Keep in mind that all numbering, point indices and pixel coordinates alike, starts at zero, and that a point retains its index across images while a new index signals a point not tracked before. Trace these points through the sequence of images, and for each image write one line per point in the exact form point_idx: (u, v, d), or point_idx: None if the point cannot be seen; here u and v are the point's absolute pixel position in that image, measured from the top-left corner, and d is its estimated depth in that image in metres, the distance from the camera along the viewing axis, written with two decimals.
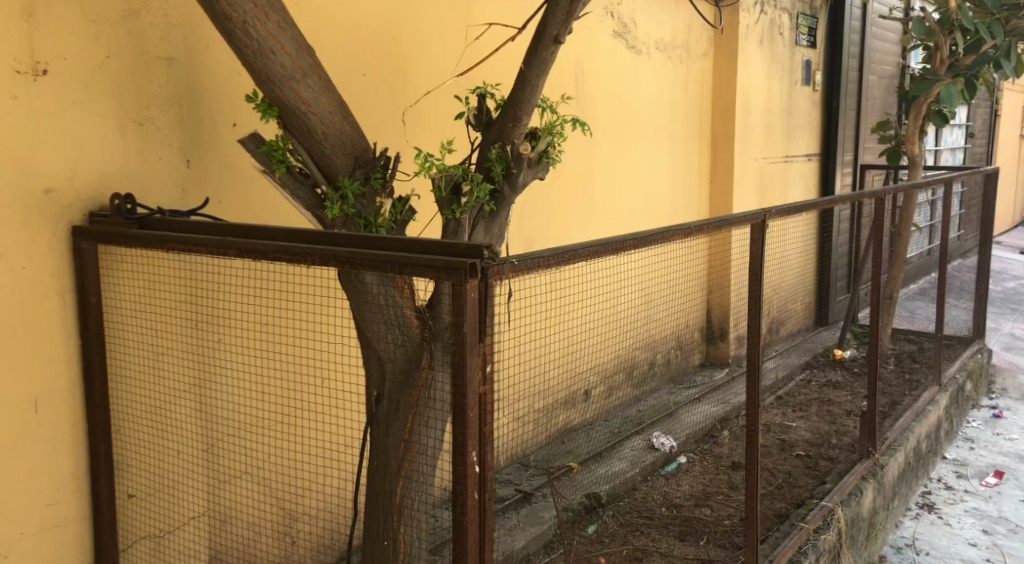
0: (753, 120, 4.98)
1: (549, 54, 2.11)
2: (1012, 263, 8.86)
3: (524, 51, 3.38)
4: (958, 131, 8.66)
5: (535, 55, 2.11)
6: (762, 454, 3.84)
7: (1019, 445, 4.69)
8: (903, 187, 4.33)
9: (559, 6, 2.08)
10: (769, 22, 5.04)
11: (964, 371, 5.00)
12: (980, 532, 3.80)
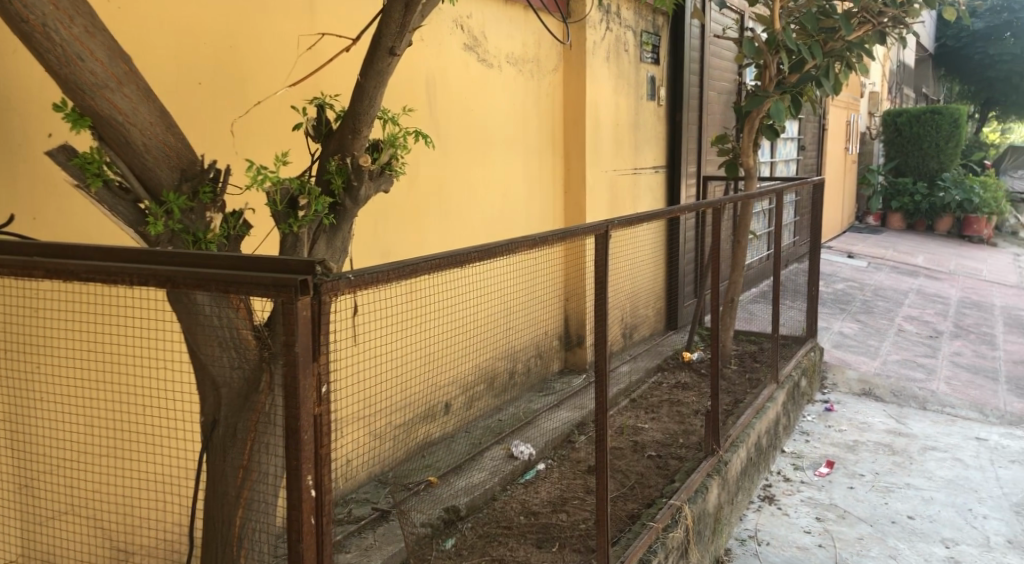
0: (602, 133, 5.12)
1: (384, 65, 2.09)
2: (841, 266, 9.52)
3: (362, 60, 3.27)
4: (789, 144, 9.25)
5: (370, 67, 2.09)
6: (616, 456, 3.93)
7: (847, 436, 5.04)
8: (740, 198, 4.56)
9: (392, 18, 2.08)
10: (614, 38, 5.20)
11: (798, 368, 5.33)
12: (814, 520, 4.05)
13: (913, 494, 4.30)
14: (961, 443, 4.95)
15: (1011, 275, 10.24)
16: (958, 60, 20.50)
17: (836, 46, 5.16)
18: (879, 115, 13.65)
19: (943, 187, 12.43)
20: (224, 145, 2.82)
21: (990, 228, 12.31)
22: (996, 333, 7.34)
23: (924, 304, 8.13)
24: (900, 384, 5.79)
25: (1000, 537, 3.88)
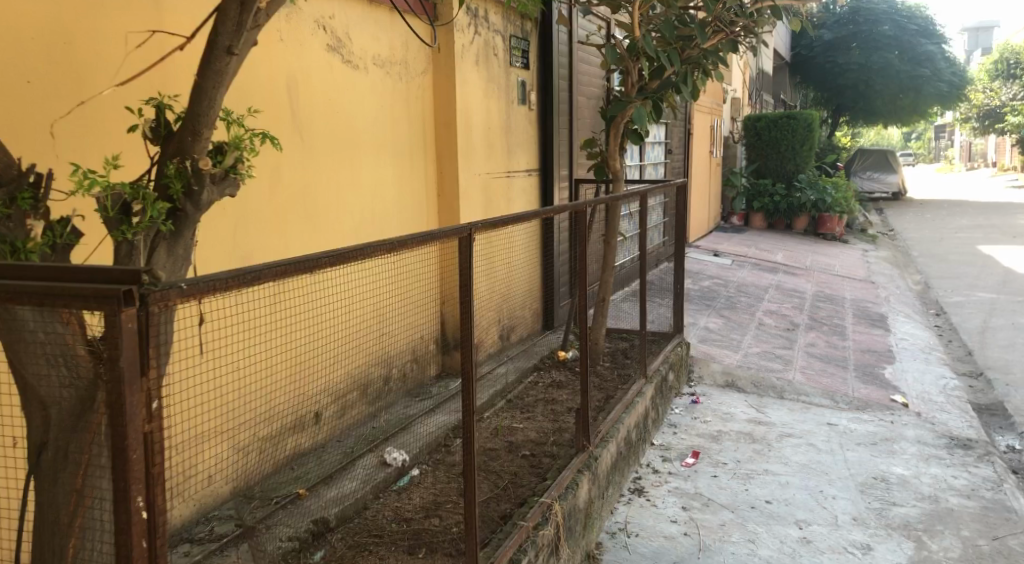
0: (473, 137, 5.12)
1: (222, 65, 2.04)
2: (707, 264, 9.90)
3: (199, 58, 3.10)
4: (657, 147, 9.57)
5: (207, 67, 2.03)
6: (490, 458, 3.94)
7: (711, 426, 5.24)
8: (607, 199, 4.66)
9: (228, 15, 2.02)
10: (483, 43, 5.22)
11: (666, 363, 5.50)
12: (680, 509, 4.19)
13: (771, 479, 4.52)
14: (814, 429, 5.24)
15: (860, 269, 10.93)
16: (816, 70, 21.51)
17: (693, 53, 5.35)
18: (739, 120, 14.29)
19: (799, 188, 13.23)
20: (46, 149, 2.66)
21: (842, 225, 13.24)
22: (847, 324, 7.82)
23: (782, 299, 8.56)
24: (760, 375, 6.08)
25: (848, 515, 4.13)
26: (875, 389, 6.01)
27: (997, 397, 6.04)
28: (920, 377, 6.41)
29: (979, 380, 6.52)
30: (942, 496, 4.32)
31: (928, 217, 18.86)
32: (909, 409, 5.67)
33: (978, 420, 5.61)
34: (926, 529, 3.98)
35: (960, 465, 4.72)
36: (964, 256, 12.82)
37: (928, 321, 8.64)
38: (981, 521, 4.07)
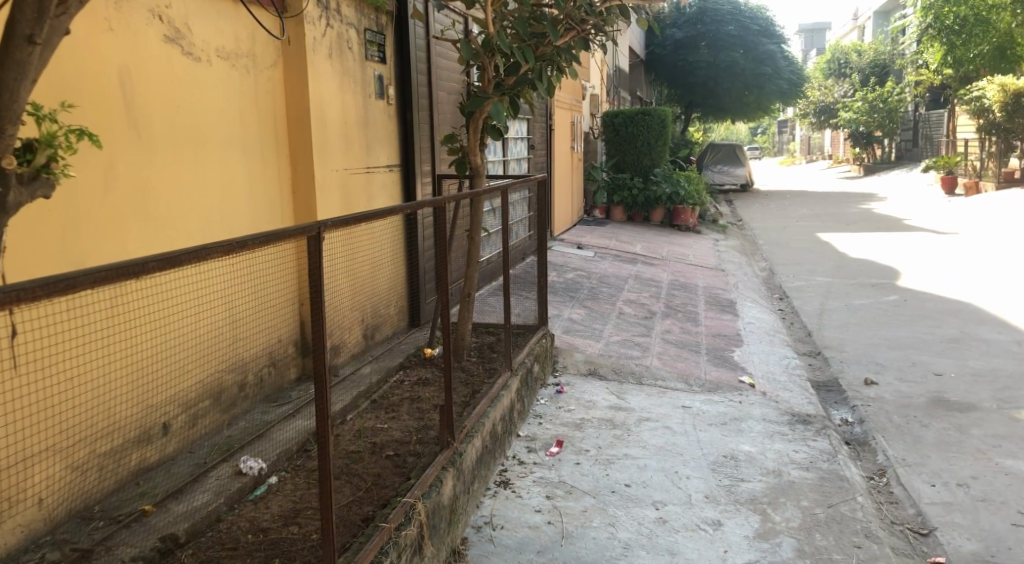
0: (329, 132, 5.00)
1: (24, 56, 2.01)
2: (570, 256, 10.08)
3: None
4: (519, 142, 9.66)
5: (8, 59, 2.01)
6: (352, 461, 3.85)
7: (575, 415, 5.34)
8: (468, 195, 4.65)
9: (26, 4, 1.98)
10: (335, 35, 5.10)
11: (531, 355, 5.55)
12: (544, 498, 4.25)
13: (630, 463, 4.65)
14: (670, 412, 5.43)
15: (711, 258, 11.43)
16: (671, 68, 22.47)
17: (547, 50, 5.42)
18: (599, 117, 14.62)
19: (655, 181, 13.69)
20: None
21: (695, 217, 13.78)
22: (700, 311, 8.16)
23: (641, 288, 8.83)
24: (620, 362, 6.25)
25: (700, 493, 4.30)
26: (725, 371, 6.30)
27: (833, 373, 6.47)
28: (765, 358, 6.77)
29: (817, 359, 6.95)
30: (784, 470, 4.58)
31: (773, 208, 19.96)
32: (756, 389, 5.98)
33: (816, 396, 5.98)
34: (770, 502, 4.21)
35: (801, 440, 5.02)
36: (804, 243, 13.62)
37: (772, 306, 9.13)
38: (818, 490, 4.34)
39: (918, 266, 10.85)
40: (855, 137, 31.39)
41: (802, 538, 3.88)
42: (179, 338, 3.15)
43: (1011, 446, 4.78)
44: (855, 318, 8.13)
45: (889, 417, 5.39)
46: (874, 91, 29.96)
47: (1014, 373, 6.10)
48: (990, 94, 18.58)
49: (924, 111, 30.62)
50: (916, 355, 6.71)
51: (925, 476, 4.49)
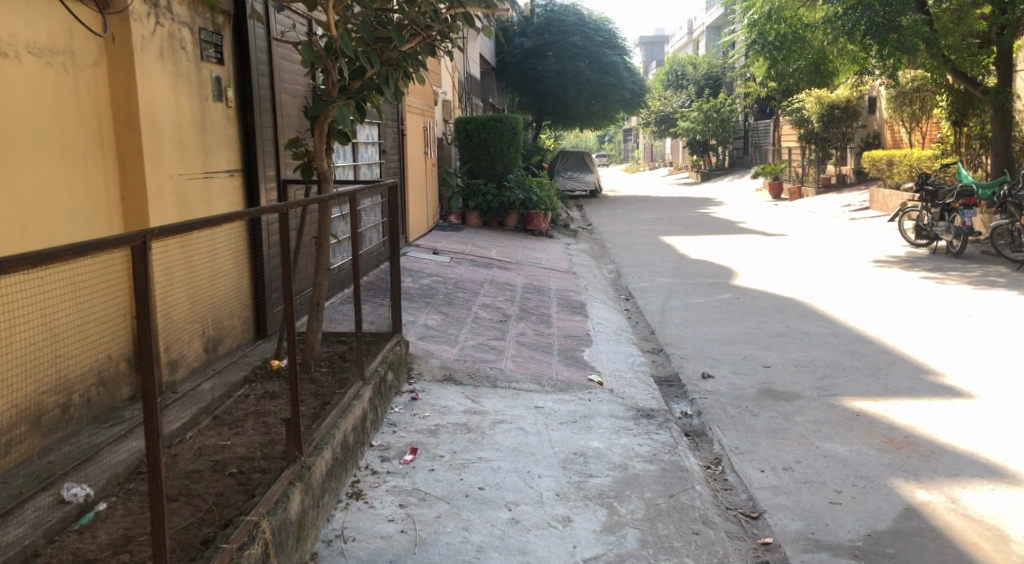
0: (162, 135, 4.75)
1: None
2: (426, 262, 10.04)
3: None
4: (370, 147, 9.55)
5: None
6: (191, 482, 3.66)
7: (429, 421, 5.30)
8: (315, 200, 4.53)
9: None
10: (166, 34, 4.86)
11: (384, 364, 5.47)
12: (397, 507, 4.19)
13: (484, 466, 4.67)
14: (522, 413, 5.50)
15: (563, 262, 11.68)
16: (519, 76, 22.59)
17: (392, 56, 5.37)
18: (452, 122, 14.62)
19: (508, 187, 13.84)
20: None
21: (547, 222, 14.06)
22: (552, 313, 8.31)
23: (496, 292, 8.90)
24: (474, 366, 6.26)
25: (551, 491, 4.38)
26: (575, 371, 6.44)
27: (674, 368, 6.76)
28: (613, 356, 6.99)
29: (660, 355, 7.24)
30: (630, 463, 4.74)
31: (620, 212, 20.65)
32: (604, 387, 6.15)
33: (659, 391, 6.23)
34: (616, 496, 4.34)
35: (645, 433, 5.20)
36: (649, 246, 14.16)
37: (619, 306, 9.43)
38: (661, 482, 4.51)
39: (750, 266, 11.51)
40: (693, 145, 32.94)
41: (646, 529, 4.02)
42: (5, 370, 2.92)
43: (829, 430, 5.15)
44: (696, 316, 8.52)
45: (724, 408, 5.68)
46: (708, 101, 31.55)
47: (832, 362, 6.58)
48: (809, 105, 20.76)
49: (753, 121, 32.58)
50: (749, 349, 7.10)
51: (756, 462, 4.75)
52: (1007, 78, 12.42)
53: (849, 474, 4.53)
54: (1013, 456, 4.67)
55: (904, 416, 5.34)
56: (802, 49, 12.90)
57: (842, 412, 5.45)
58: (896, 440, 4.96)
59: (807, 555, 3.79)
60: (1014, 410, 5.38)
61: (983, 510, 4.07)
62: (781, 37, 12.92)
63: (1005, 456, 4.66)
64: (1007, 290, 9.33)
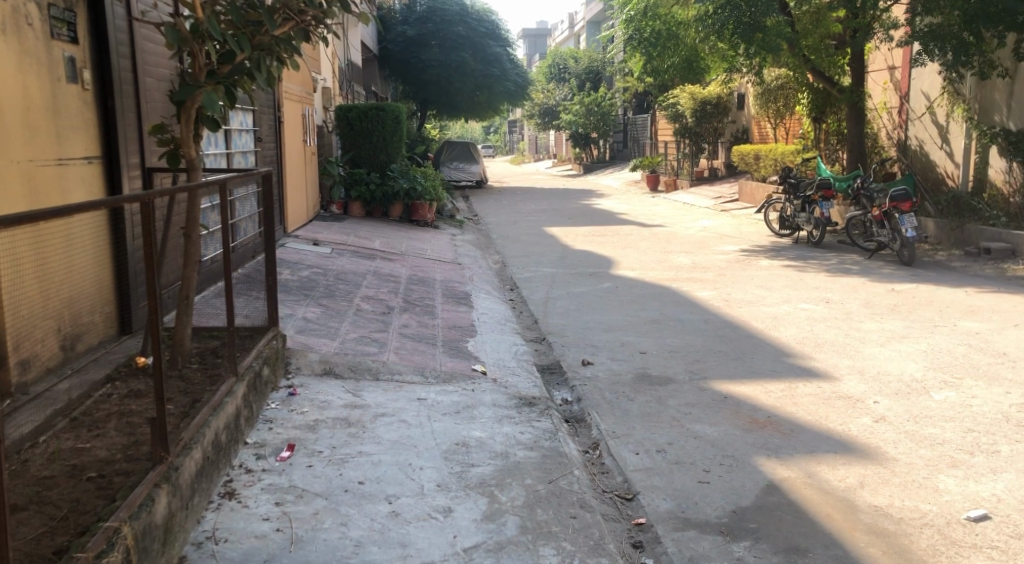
0: (6, 118, 4.42)
1: None
2: (306, 253, 9.77)
3: None
4: (245, 134, 9.23)
5: None
6: (44, 489, 3.44)
7: (307, 416, 5.16)
8: (184, 189, 4.33)
9: None
10: (12, 10, 4.52)
11: (259, 359, 5.28)
12: (273, 506, 4.07)
13: (363, 460, 4.58)
14: (404, 406, 5.43)
15: (446, 252, 11.62)
16: (401, 64, 22.21)
17: (264, 40, 5.14)
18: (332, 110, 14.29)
19: (392, 176, 13.70)
20: None
21: (432, 212, 14.00)
22: (436, 304, 8.25)
23: (378, 284, 8.75)
24: (356, 359, 6.13)
25: (433, 482, 4.35)
26: (458, 362, 6.42)
27: (556, 356, 6.85)
28: (496, 346, 7.01)
29: (543, 345, 7.30)
30: (511, 451, 4.76)
31: (505, 203, 20.73)
32: (487, 376, 6.17)
33: (540, 379, 6.30)
34: (496, 484, 4.35)
35: (526, 421, 5.24)
36: (532, 236, 14.28)
37: (503, 296, 9.47)
38: (541, 468, 4.55)
39: (630, 256, 11.77)
40: (575, 137, 33.48)
41: (525, 515, 4.05)
42: None
43: (699, 412, 5.33)
44: (578, 305, 8.64)
45: (602, 394, 5.80)
46: (588, 94, 32.10)
47: (704, 348, 6.82)
48: (683, 102, 21.62)
49: (632, 115, 33.34)
50: (627, 336, 7.26)
51: (631, 445, 4.87)
52: (860, 77, 12.98)
53: (718, 453, 4.70)
54: (864, 431, 4.96)
55: (768, 397, 5.59)
56: (676, 46, 13.26)
57: (711, 394, 5.66)
58: (759, 420, 5.18)
59: (677, 533, 3.91)
60: (865, 388, 5.71)
61: (837, 483, 4.30)
62: (656, 33, 13.23)
63: (857, 432, 4.95)
64: (861, 277, 9.90)
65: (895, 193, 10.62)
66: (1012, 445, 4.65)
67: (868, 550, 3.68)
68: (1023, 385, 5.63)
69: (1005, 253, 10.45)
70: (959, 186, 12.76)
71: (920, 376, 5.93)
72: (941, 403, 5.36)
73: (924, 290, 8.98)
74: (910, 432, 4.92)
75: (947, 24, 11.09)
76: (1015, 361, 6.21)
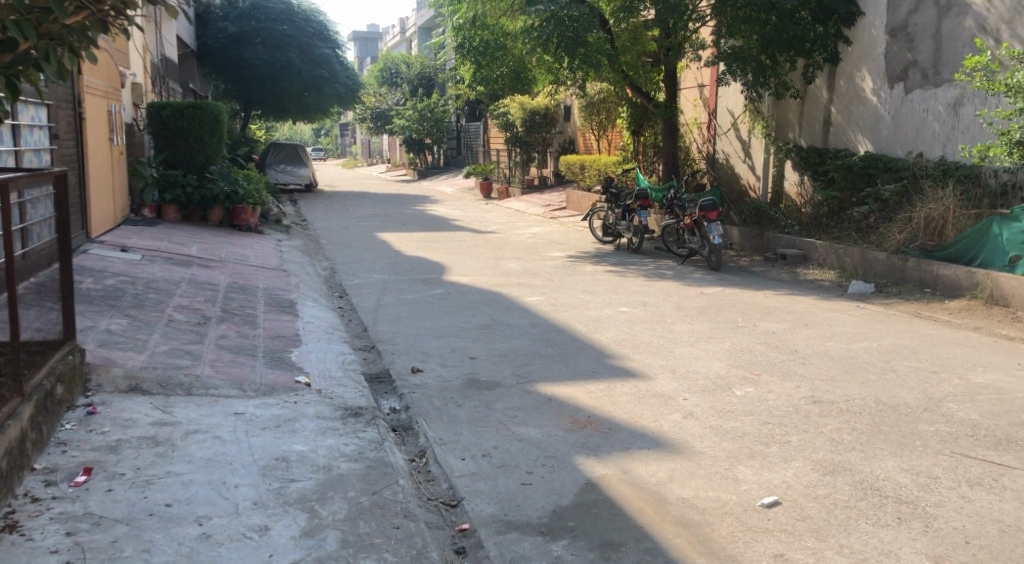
0: None
1: None
2: (112, 260, 9.11)
3: None
4: (38, 131, 8.50)
5: None
6: None
7: (108, 437, 4.79)
8: None
9: None
10: None
11: (51, 376, 4.84)
12: (63, 537, 3.73)
13: (172, 481, 4.30)
14: (220, 421, 5.14)
15: (271, 258, 11.20)
16: (222, 60, 21.17)
17: (52, 29, 4.68)
18: (143, 107, 13.46)
19: (211, 178, 13.08)
20: None
21: (256, 217, 13.46)
22: (258, 313, 7.92)
23: (194, 293, 8.29)
24: (166, 374, 5.75)
25: (248, 501, 4.14)
26: (280, 373, 6.17)
27: (385, 364, 6.74)
28: (321, 356, 6.81)
29: (371, 353, 7.17)
30: (333, 464, 4.62)
31: (335, 207, 20.31)
32: (311, 388, 5.96)
33: (368, 388, 6.18)
34: (317, 498, 4.20)
35: (351, 432, 5.11)
36: (361, 242, 14.04)
37: (330, 304, 9.23)
38: (364, 479, 4.45)
39: (462, 262, 11.81)
40: (409, 143, 33.31)
41: (346, 528, 3.94)
42: None
43: (524, 415, 5.40)
44: (407, 312, 8.55)
45: (430, 401, 5.75)
46: (421, 101, 32.00)
47: (530, 352, 6.93)
48: (513, 112, 22.04)
49: (463, 122, 33.55)
50: (456, 342, 7.26)
51: (457, 451, 4.86)
52: (673, 94, 13.75)
53: (540, 455, 4.78)
54: (674, 427, 5.21)
55: (589, 397, 5.75)
56: (504, 57, 13.42)
57: (537, 397, 5.75)
58: (580, 420, 5.32)
59: (500, 536, 3.94)
60: (676, 386, 6.00)
61: (649, 478, 4.48)
62: (484, 43, 13.29)
63: (668, 428, 5.19)
64: (676, 281, 10.43)
65: (704, 202, 11.35)
66: (802, 434, 5.03)
67: (676, 540, 3.86)
68: (812, 380, 6.11)
69: (798, 258, 11.29)
70: (759, 197, 13.73)
71: (725, 374, 6.31)
72: (741, 398, 5.73)
73: (731, 293, 9.58)
74: (715, 426, 5.21)
75: (747, 46, 11.94)
76: (806, 357, 6.73)
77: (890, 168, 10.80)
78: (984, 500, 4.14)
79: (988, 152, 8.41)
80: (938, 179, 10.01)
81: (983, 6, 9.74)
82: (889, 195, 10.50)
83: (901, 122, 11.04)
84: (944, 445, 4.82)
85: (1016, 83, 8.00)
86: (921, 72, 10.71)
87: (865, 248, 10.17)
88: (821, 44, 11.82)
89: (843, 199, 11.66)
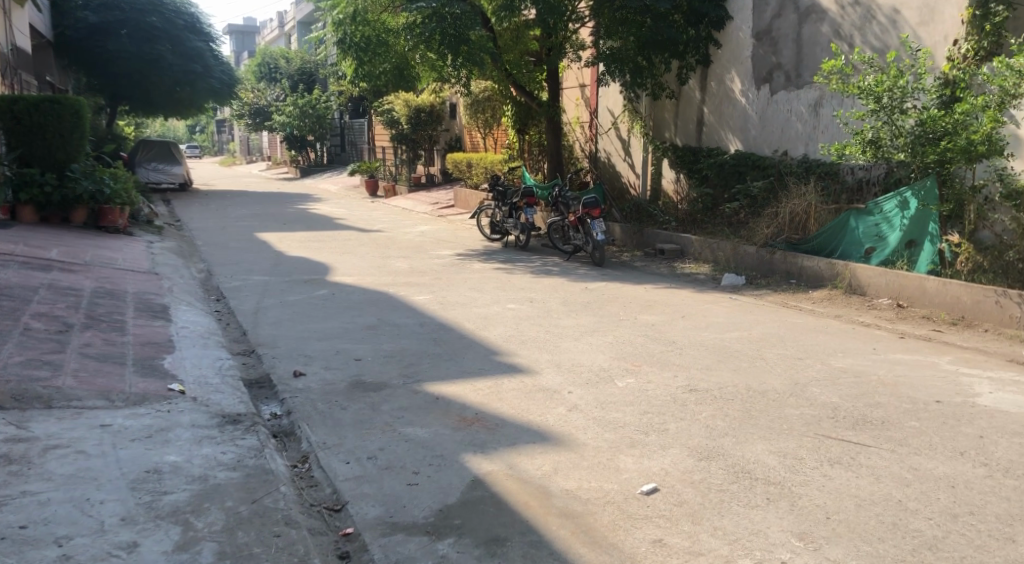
0: None
1: None
2: None
3: None
4: None
5: None
6: None
7: None
8: None
9: None
10: None
11: None
12: None
13: (29, 500, 4.06)
14: (84, 434, 4.89)
15: (141, 261, 10.72)
16: (84, 52, 20.04)
17: None
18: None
19: (72, 178, 12.36)
20: None
21: (124, 217, 12.90)
22: (126, 319, 7.56)
23: (55, 299, 7.83)
24: (22, 387, 5.41)
25: (115, 517, 3.96)
26: (152, 381, 5.91)
27: (265, 369, 6.57)
28: (197, 362, 6.57)
29: (251, 358, 6.98)
30: (210, 474, 4.48)
31: (211, 207, 19.63)
32: (185, 395, 5.75)
33: (247, 394, 6.01)
34: (191, 510, 4.07)
35: (228, 440, 4.97)
36: (240, 242, 13.62)
37: (207, 308, 8.91)
38: (243, 488, 4.34)
39: (346, 262, 11.62)
40: (290, 140, 32.38)
41: (223, 540, 3.84)
42: None
43: (410, 416, 5.38)
44: (289, 314, 8.36)
45: (313, 405, 5.65)
46: (301, 97, 31.21)
47: (416, 351, 6.90)
48: (398, 110, 21.79)
49: (347, 119, 32.95)
50: (340, 344, 7.15)
51: (341, 455, 4.79)
52: (555, 94, 13.92)
53: (426, 454, 4.77)
54: (559, 420, 5.30)
55: (475, 395, 5.78)
56: (386, 53, 13.16)
57: (423, 396, 5.74)
58: (466, 418, 5.34)
59: (385, 538, 3.92)
60: (561, 380, 6.11)
61: (534, 471, 4.55)
62: (366, 39, 12.95)
63: (553, 422, 5.28)
64: (561, 278, 10.59)
65: (587, 200, 11.57)
66: (679, 422, 5.22)
67: (559, 531, 3.94)
68: (690, 370, 6.34)
69: (676, 252, 11.66)
70: (639, 194, 14.11)
71: (607, 366, 6.47)
72: (623, 389, 5.89)
73: (614, 288, 9.82)
74: (598, 417, 5.34)
75: (624, 47, 12.23)
76: (683, 348, 6.98)
77: (759, 166, 11.30)
78: (844, 477, 4.41)
79: (844, 151, 8.88)
80: (801, 176, 10.59)
81: (838, 13, 10.37)
82: (758, 192, 11.01)
83: (767, 122, 11.58)
84: (808, 427, 5.11)
85: (868, 86, 8.51)
86: (784, 74, 11.26)
87: (737, 242, 10.60)
88: (694, 47, 12.34)
89: (717, 195, 12.12)
